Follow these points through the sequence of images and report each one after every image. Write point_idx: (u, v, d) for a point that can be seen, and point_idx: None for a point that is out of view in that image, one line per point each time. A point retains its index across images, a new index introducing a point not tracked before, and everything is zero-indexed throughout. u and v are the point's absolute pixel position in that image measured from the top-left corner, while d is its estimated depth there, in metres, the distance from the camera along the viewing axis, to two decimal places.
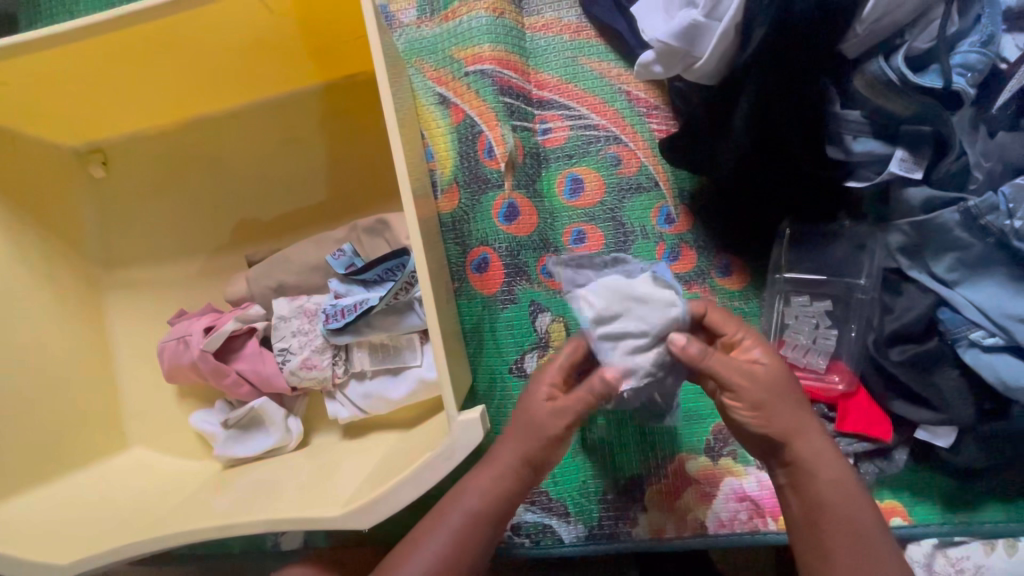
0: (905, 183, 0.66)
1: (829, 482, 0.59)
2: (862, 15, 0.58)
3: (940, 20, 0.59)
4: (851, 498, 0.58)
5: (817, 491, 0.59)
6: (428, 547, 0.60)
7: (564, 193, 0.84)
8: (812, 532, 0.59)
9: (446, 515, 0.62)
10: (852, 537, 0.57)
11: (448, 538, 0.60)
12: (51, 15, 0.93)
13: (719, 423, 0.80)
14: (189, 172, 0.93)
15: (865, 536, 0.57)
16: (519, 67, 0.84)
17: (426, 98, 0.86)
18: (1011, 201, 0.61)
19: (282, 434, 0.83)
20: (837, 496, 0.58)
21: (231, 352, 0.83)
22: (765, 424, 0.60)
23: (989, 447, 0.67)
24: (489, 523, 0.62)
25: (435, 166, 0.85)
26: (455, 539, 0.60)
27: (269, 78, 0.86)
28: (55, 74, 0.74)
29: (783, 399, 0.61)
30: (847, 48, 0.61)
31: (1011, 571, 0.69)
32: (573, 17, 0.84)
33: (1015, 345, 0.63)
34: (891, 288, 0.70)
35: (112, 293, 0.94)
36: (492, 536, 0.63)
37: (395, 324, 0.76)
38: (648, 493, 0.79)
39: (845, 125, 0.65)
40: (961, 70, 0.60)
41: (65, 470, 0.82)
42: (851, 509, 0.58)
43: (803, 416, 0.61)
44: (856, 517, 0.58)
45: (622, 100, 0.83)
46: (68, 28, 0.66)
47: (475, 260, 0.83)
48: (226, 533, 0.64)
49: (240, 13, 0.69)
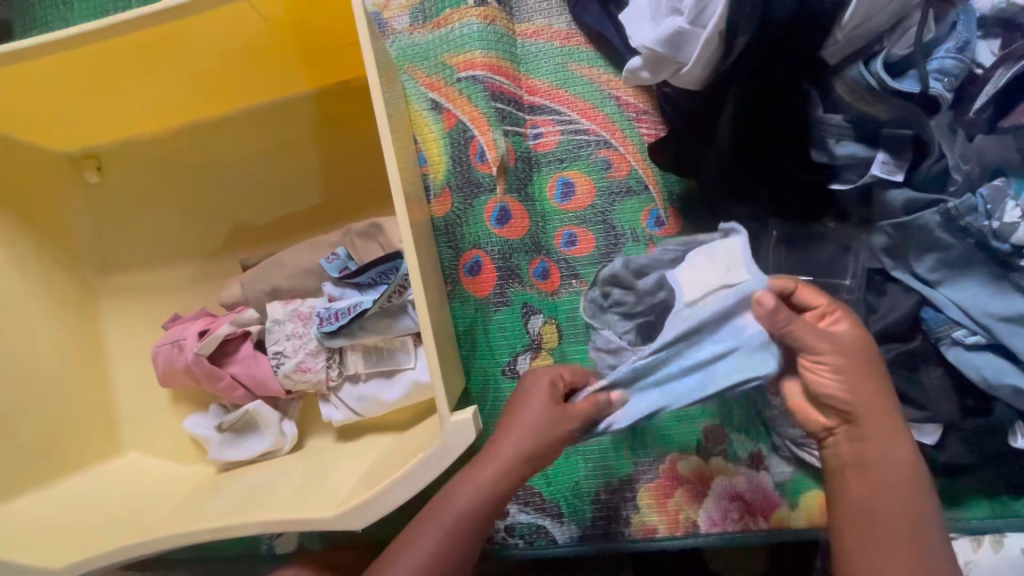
0: (888, 186, 0.67)
1: (895, 463, 0.59)
2: (842, 21, 0.60)
3: (916, 27, 0.60)
4: (914, 489, 0.59)
5: (884, 472, 0.59)
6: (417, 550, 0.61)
7: (555, 196, 0.85)
8: (862, 517, 0.59)
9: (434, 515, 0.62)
10: (905, 529, 0.58)
11: (434, 543, 0.61)
12: (45, 22, 0.94)
13: (710, 423, 0.80)
14: (183, 177, 0.94)
15: (918, 527, 0.58)
16: (510, 74, 0.85)
17: (419, 104, 0.87)
18: (989, 203, 0.62)
19: (276, 437, 0.83)
20: (903, 487, 0.59)
21: (225, 356, 0.84)
22: (846, 399, 0.60)
23: (972, 444, 0.69)
24: (476, 528, 0.62)
25: (428, 170, 0.86)
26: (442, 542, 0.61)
27: (262, 84, 0.87)
28: (50, 81, 0.75)
29: (863, 379, 0.60)
30: (828, 53, 0.63)
31: (997, 566, 0.71)
32: (563, 24, 0.86)
33: (996, 343, 0.65)
34: (876, 289, 0.70)
35: (106, 298, 0.94)
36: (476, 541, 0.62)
37: (389, 327, 0.77)
38: (640, 494, 0.80)
39: (827, 129, 0.67)
40: (938, 76, 0.61)
41: (59, 474, 0.82)
42: (908, 500, 0.59)
43: (881, 392, 0.60)
44: (909, 510, 0.59)
45: (611, 105, 0.84)
46: (64, 36, 0.67)
47: (467, 263, 0.84)
48: (221, 534, 0.64)
49: (234, 21, 0.71)
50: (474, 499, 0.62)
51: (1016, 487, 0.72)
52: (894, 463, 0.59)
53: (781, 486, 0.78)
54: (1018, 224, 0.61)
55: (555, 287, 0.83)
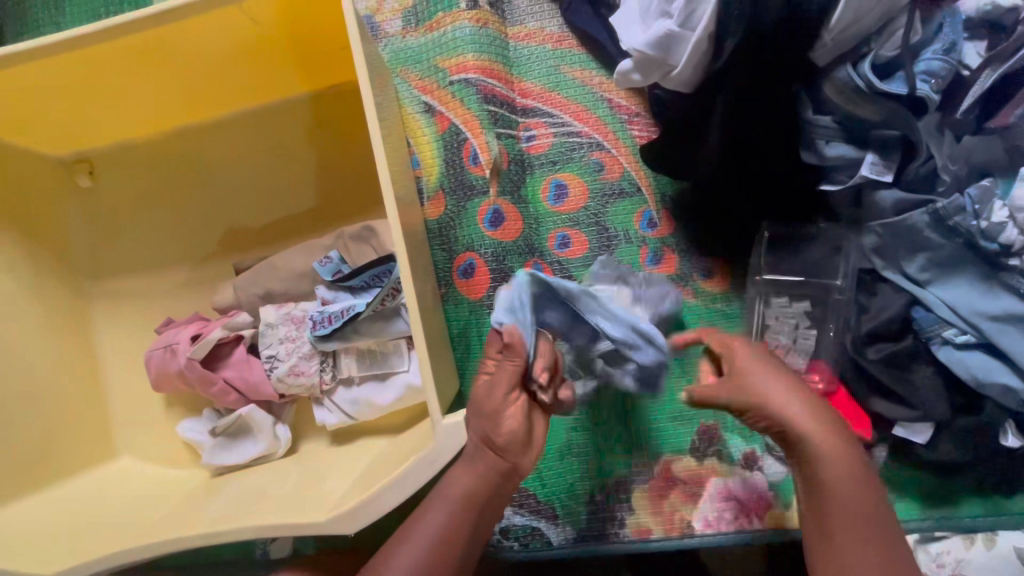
0: (878, 187, 0.68)
1: (835, 462, 0.58)
2: (829, 24, 0.60)
3: (903, 30, 0.60)
4: (863, 486, 0.57)
5: (825, 472, 0.58)
6: (406, 556, 0.60)
7: (548, 199, 0.85)
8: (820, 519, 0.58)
9: (430, 515, 0.63)
10: (866, 530, 0.56)
11: (426, 548, 0.61)
12: (36, 26, 0.94)
13: (705, 424, 0.80)
14: (175, 180, 0.94)
15: (876, 523, 0.56)
16: (503, 76, 0.86)
17: (412, 107, 0.87)
18: (976, 203, 0.63)
19: (269, 441, 0.83)
20: (856, 487, 0.57)
21: (218, 360, 0.84)
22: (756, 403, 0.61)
23: (964, 442, 0.69)
24: (465, 534, 0.62)
25: (421, 173, 0.86)
26: (430, 551, 0.60)
27: (254, 88, 0.87)
28: (42, 86, 0.74)
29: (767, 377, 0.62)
30: (817, 56, 0.63)
31: (988, 564, 0.70)
32: (555, 27, 0.86)
33: (986, 342, 0.66)
34: (867, 289, 0.72)
35: (99, 303, 0.93)
36: (465, 547, 0.62)
37: (382, 330, 0.77)
38: (634, 494, 0.80)
39: (816, 131, 0.67)
40: (925, 77, 0.62)
41: (51, 481, 0.81)
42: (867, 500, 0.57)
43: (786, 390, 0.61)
44: (868, 511, 0.57)
45: (604, 107, 0.84)
46: (53, 41, 0.66)
47: (460, 266, 0.84)
48: (214, 540, 0.64)
49: (224, 25, 0.71)
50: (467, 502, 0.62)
51: (1007, 484, 0.73)
52: (841, 464, 0.58)
53: (775, 485, 0.78)
54: (1005, 224, 0.62)
55: None
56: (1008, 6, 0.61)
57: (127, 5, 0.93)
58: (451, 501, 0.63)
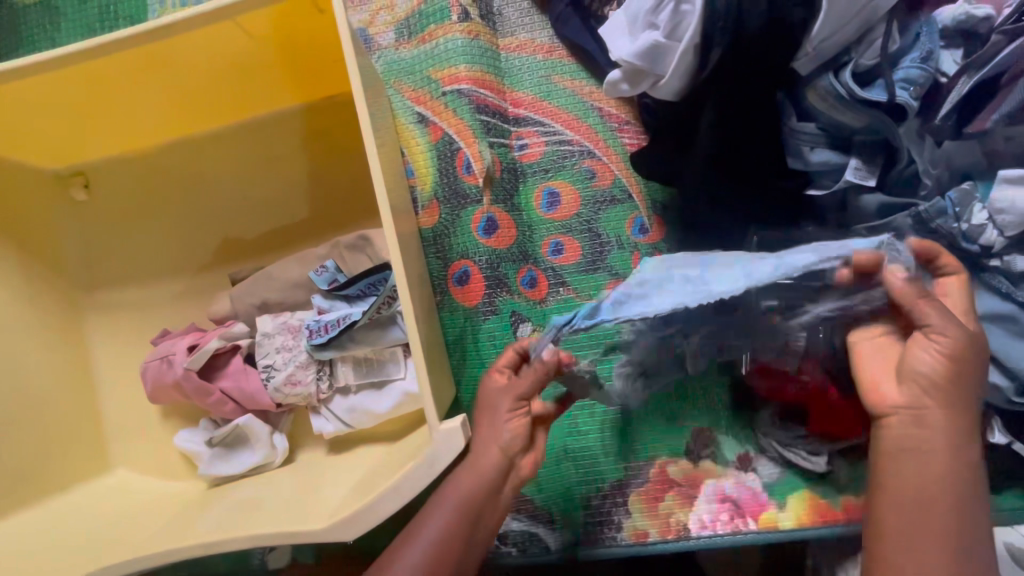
0: (861, 191, 0.68)
1: (907, 461, 0.56)
2: (811, 34, 0.62)
3: (881, 39, 0.64)
4: (962, 486, 0.54)
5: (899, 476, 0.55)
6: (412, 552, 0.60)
7: (541, 206, 0.86)
8: (896, 506, 0.55)
9: (430, 517, 0.62)
10: (930, 529, 0.54)
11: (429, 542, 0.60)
12: (31, 41, 0.95)
13: (698, 426, 0.82)
14: (168, 192, 0.94)
15: (954, 521, 0.54)
16: (495, 87, 0.87)
17: (406, 118, 0.88)
18: (957, 206, 0.64)
19: (266, 451, 0.83)
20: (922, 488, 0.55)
21: (215, 370, 0.84)
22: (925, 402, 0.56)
23: None
24: (466, 530, 0.62)
25: (415, 182, 0.87)
26: (427, 564, 0.59)
27: (249, 101, 0.88)
28: (38, 101, 0.75)
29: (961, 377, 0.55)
30: (800, 65, 0.65)
31: None
32: (545, 38, 0.88)
33: None
34: None
35: (94, 314, 0.94)
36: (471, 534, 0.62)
37: (379, 338, 0.78)
38: (631, 499, 0.80)
39: (801, 138, 0.69)
40: (904, 84, 0.63)
41: (44, 495, 0.81)
42: (965, 485, 0.55)
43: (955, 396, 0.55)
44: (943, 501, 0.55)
45: (594, 116, 0.86)
46: (54, 56, 0.67)
47: (455, 273, 0.85)
48: (212, 549, 0.64)
49: (219, 40, 0.72)
50: (466, 507, 0.62)
51: (997, 482, 0.73)
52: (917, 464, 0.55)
53: (770, 485, 0.79)
54: (985, 225, 0.64)
55: (542, 296, 0.84)
56: (982, 16, 0.63)
57: (122, 20, 0.94)
58: (454, 500, 0.62)
